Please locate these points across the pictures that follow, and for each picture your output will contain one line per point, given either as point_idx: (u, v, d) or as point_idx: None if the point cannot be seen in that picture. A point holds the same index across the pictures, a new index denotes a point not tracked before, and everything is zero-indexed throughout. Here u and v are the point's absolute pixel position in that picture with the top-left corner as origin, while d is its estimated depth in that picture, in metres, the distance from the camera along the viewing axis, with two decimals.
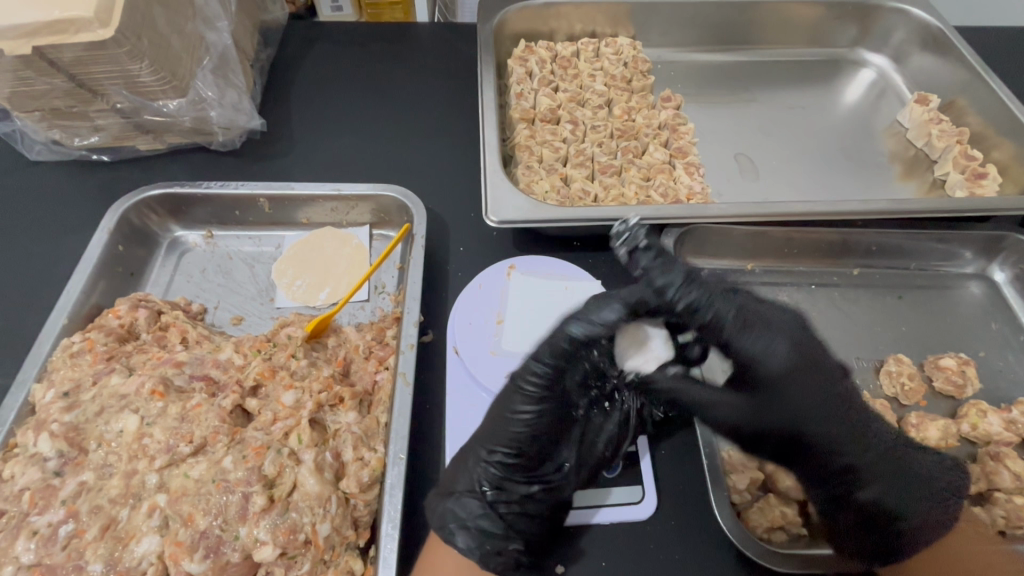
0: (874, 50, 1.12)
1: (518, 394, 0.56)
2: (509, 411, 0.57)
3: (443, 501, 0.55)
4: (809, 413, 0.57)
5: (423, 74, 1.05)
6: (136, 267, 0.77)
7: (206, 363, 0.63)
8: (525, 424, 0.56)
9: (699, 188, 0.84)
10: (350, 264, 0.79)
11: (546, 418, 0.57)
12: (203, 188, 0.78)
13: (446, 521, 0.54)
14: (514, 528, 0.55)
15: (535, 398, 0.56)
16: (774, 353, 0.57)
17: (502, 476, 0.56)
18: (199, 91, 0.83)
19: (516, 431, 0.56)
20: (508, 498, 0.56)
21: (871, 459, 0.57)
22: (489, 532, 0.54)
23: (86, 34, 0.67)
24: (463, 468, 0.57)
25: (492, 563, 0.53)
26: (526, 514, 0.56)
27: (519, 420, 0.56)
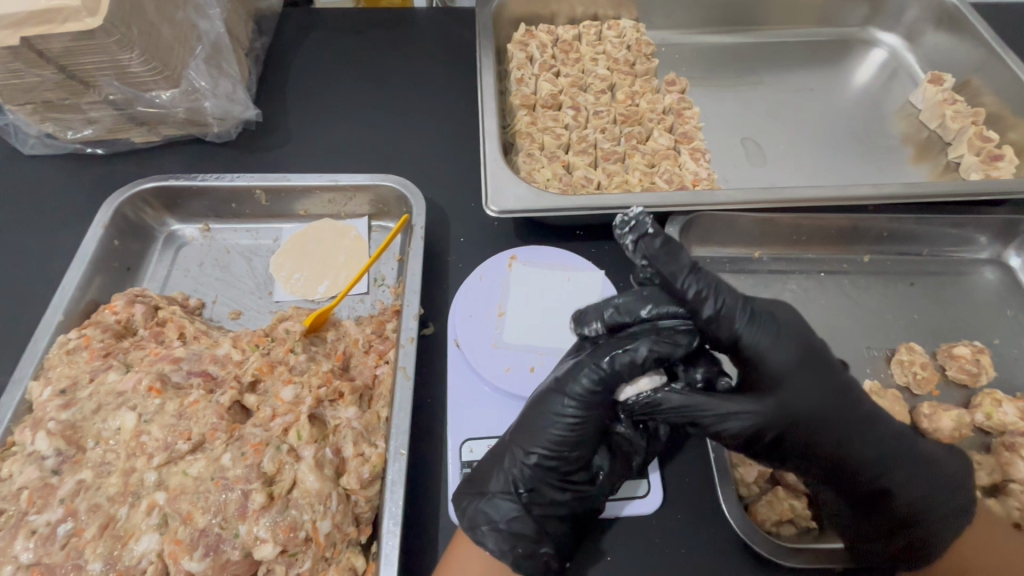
0: (886, 29, 1.08)
1: (561, 397, 0.55)
2: (551, 414, 0.55)
3: (475, 500, 0.55)
4: (822, 415, 0.52)
5: (421, 61, 1.02)
6: (132, 262, 0.76)
7: (204, 359, 0.62)
8: (568, 428, 0.54)
9: (705, 174, 0.82)
10: (349, 256, 0.78)
11: (588, 426, 0.55)
12: (198, 180, 0.76)
13: (477, 522, 0.53)
14: (547, 531, 0.54)
15: (580, 403, 0.54)
16: (780, 347, 0.52)
17: (537, 479, 0.55)
18: (192, 81, 0.82)
19: (555, 433, 0.54)
20: (542, 500, 0.55)
21: (881, 455, 0.53)
22: (519, 534, 0.53)
23: (74, 24, 0.65)
24: (497, 468, 0.56)
25: (524, 566, 0.52)
26: (558, 518, 0.55)
27: (562, 423, 0.54)
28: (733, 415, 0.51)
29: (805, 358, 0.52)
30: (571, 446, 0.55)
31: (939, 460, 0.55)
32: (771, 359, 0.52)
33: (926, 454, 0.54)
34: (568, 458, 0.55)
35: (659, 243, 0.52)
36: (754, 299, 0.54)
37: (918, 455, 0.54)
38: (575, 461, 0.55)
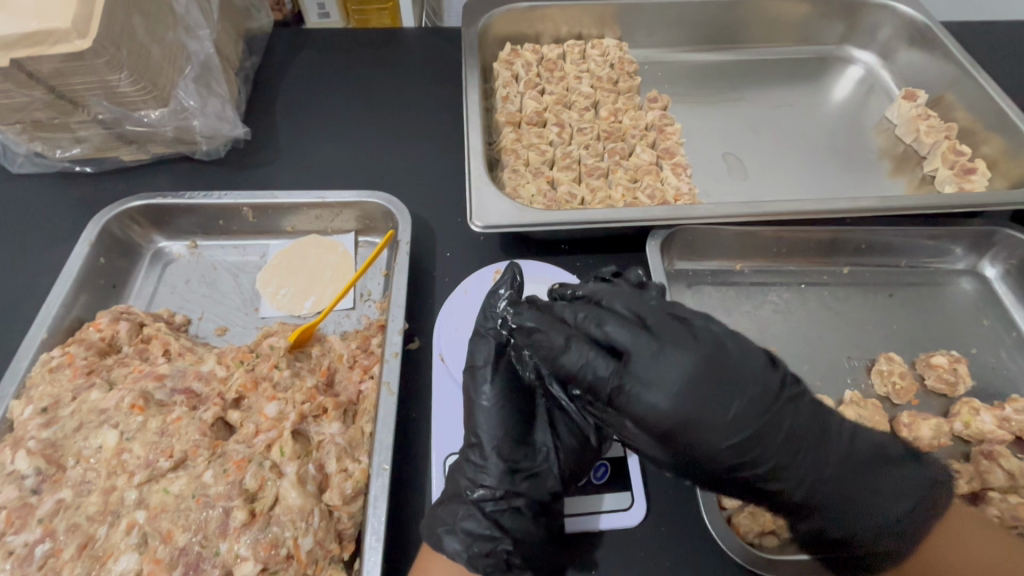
0: (861, 47, 1.11)
1: (478, 386, 0.59)
2: (474, 403, 0.59)
3: (434, 508, 0.56)
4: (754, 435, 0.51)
5: (409, 80, 1.04)
6: (119, 279, 0.76)
7: (188, 376, 0.63)
8: (489, 414, 0.57)
9: (687, 188, 0.83)
10: (335, 271, 0.78)
11: (509, 409, 0.58)
12: (186, 198, 0.77)
13: (435, 527, 0.55)
14: (501, 526, 0.54)
15: (494, 388, 0.58)
16: (659, 397, 0.49)
17: (484, 475, 0.55)
18: (181, 100, 0.83)
19: (480, 420, 0.58)
20: (496, 497, 0.55)
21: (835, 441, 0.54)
22: (473, 534, 0.53)
23: (64, 46, 0.68)
24: (452, 473, 0.58)
25: (480, 564, 0.52)
26: (513, 509, 0.55)
27: (484, 411, 0.58)
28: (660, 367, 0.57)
29: (702, 396, 0.49)
30: (499, 432, 0.57)
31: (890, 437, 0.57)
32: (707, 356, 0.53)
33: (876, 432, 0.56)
34: (500, 442, 0.56)
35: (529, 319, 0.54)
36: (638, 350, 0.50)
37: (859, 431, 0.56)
38: (511, 447, 0.57)
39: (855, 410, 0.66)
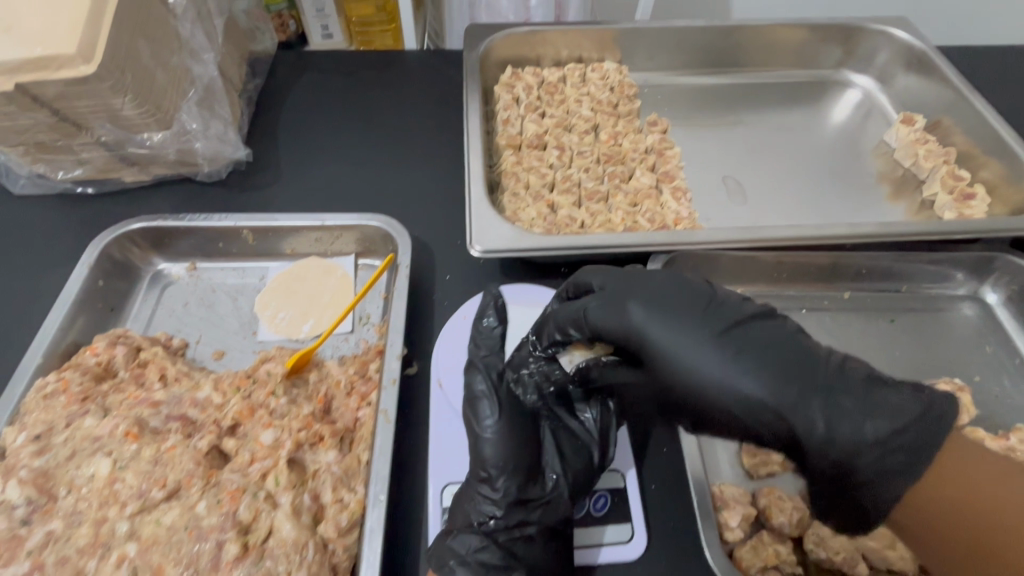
0: (858, 71, 1.12)
1: (477, 415, 0.61)
2: (475, 432, 0.60)
3: (442, 539, 0.57)
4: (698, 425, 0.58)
5: (411, 103, 1.05)
6: (117, 303, 0.76)
7: (184, 403, 0.62)
8: (492, 442, 0.59)
9: (686, 213, 0.83)
10: (334, 294, 0.78)
11: (510, 436, 0.60)
12: (186, 220, 0.77)
13: (445, 559, 0.55)
14: (516, 554, 0.56)
15: (491, 416, 0.60)
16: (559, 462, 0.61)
17: (492, 505, 0.57)
18: (184, 123, 0.83)
19: (484, 449, 0.59)
20: (507, 526, 0.57)
21: (800, 417, 0.51)
22: (488, 565, 0.55)
23: (69, 71, 0.68)
24: (460, 503, 0.59)
25: None
26: (524, 538, 0.57)
27: (485, 440, 0.59)
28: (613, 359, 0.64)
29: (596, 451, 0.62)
30: (504, 460, 0.59)
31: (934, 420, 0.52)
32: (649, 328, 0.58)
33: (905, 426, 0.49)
34: (506, 471, 0.58)
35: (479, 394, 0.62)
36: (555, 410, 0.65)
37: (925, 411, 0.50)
38: (518, 476, 0.59)
39: None
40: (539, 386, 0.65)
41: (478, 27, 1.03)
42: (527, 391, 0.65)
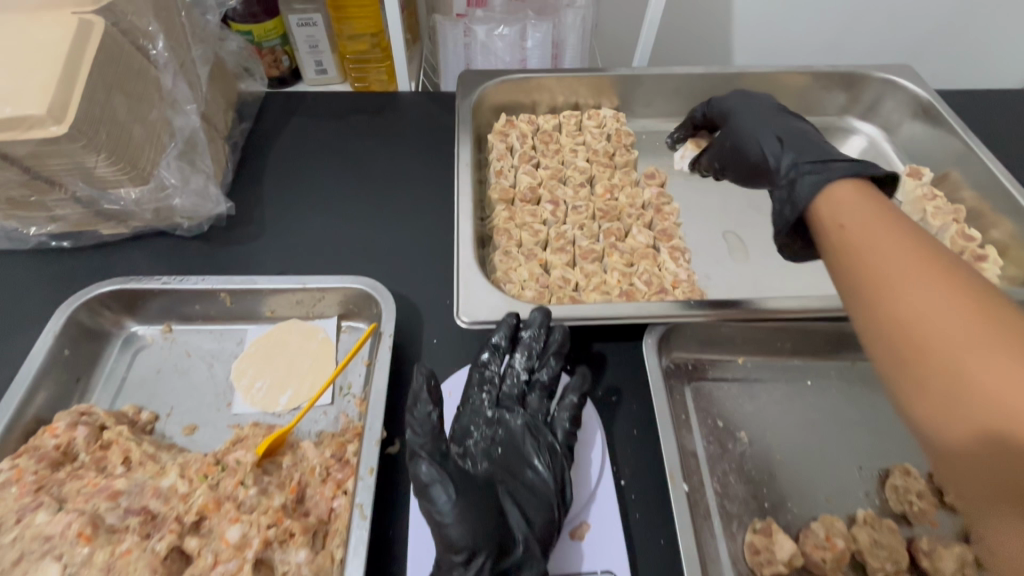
0: (862, 118, 1.09)
1: (431, 492, 0.56)
2: (432, 509, 0.55)
3: None
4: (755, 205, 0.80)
5: (403, 149, 1.02)
6: (83, 372, 0.72)
7: (145, 493, 0.58)
8: (454, 516, 0.54)
9: (685, 276, 0.80)
10: (314, 361, 0.74)
11: (471, 507, 0.55)
12: (161, 282, 0.73)
13: None
14: None
15: (446, 490, 0.55)
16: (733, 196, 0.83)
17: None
18: (163, 178, 0.80)
19: (448, 527, 0.54)
20: None
21: (760, 141, 0.80)
22: None
23: (38, 131, 0.65)
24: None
25: None
26: None
27: (448, 515, 0.54)
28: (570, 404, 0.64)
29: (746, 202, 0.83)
30: (471, 530, 0.53)
31: (863, 228, 0.57)
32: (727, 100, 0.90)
33: (828, 169, 0.67)
34: (477, 539, 0.53)
35: (427, 477, 0.56)
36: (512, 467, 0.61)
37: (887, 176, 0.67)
38: (489, 541, 0.53)
39: (869, 534, 0.61)
40: (487, 452, 0.62)
41: (472, 73, 1.00)
42: (475, 461, 0.61)
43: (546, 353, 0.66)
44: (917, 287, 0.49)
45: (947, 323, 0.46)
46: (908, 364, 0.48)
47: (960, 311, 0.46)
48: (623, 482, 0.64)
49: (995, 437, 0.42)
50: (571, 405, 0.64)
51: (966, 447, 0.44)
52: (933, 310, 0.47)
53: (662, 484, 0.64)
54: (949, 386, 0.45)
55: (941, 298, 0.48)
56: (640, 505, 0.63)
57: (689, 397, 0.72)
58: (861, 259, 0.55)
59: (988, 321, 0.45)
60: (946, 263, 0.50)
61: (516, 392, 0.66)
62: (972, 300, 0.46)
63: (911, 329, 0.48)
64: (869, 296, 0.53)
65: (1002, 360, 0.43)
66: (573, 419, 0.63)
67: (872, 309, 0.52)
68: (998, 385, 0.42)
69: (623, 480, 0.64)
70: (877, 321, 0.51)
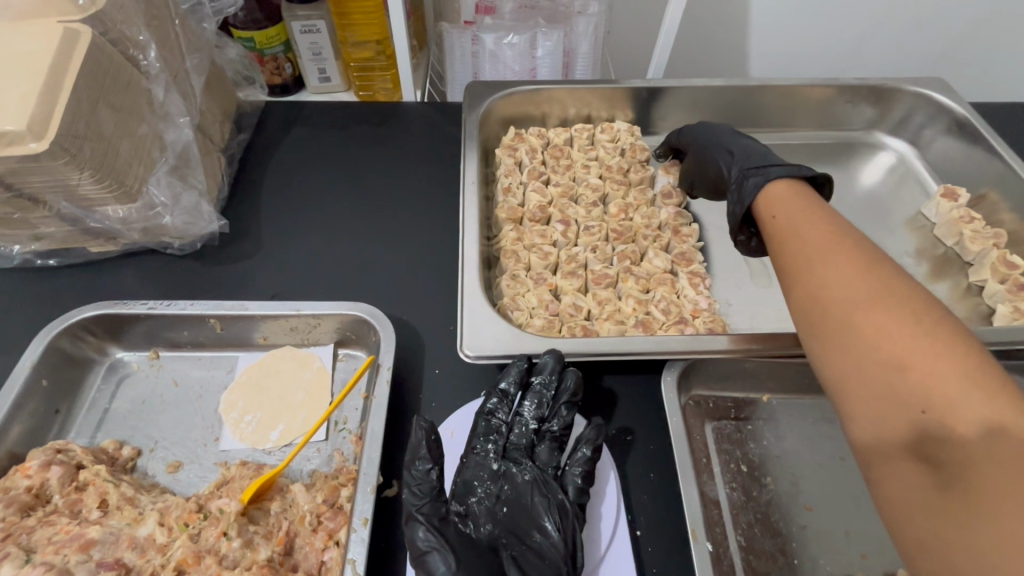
0: (890, 133, 1.03)
1: (428, 559, 0.52)
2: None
3: None
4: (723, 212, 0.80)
5: (407, 162, 0.98)
6: (63, 402, 0.68)
7: (121, 544, 0.54)
8: None
9: (705, 304, 0.74)
10: (308, 393, 0.70)
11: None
12: (147, 307, 0.69)
13: None
14: None
15: (444, 557, 0.51)
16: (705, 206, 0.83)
17: None
18: (152, 196, 0.76)
19: None
20: None
21: (708, 148, 0.82)
22: None
23: (17, 148, 0.61)
24: None
25: None
26: None
27: None
28: (582, 460, 0.59)
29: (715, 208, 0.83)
30: None
31: (796, 219, 0.61)
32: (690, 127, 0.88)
33: (767, 172, 0.70)
34: None
35: (424, 542, 0.52)
36: (518, 529, 0.56)
37: (823, 176, 0.70)
38: None
39: None
40: (491, 512, 0.57)
41: (480, 84, 0.95)
42: (478, 521, 0.56)
43: (557, 401, 0.62)
44: (831, 264, 0.55)
45: (855, 290, 0.52)
46: (820, 325, 0.53)
47: (865, 280, 0.52)
48: (638, 533, 0.59)
49: (891, 386, 0.46)
50: (583, 461, 0.59)
51: (864, 396, 0.48)
52: (844, 276, 0.53)
53: (681, 537, 0.59)
54: (854, 344, 0.49)
55: (851, 269, 0.53)
56: (658, 559, 0.58)
57: (710, 438, 0.67)
58: (790, 238, 0.61)
59: (889, 288, 0.51)
60: (860, 242, 0.57)
61: (525, 442, 0.61)
62: (877, 270, 0.52)
63: (825, 294, 0.53)
64: (792, 268, 0.58)
65: (895, 318, 0.48)
66: (585, 475, 0.59)
67: (795, 280, 0.57)
68: (895, 341, 0.47)
69: (638, 530, 0.59)
70: (798, 289, 0.56)
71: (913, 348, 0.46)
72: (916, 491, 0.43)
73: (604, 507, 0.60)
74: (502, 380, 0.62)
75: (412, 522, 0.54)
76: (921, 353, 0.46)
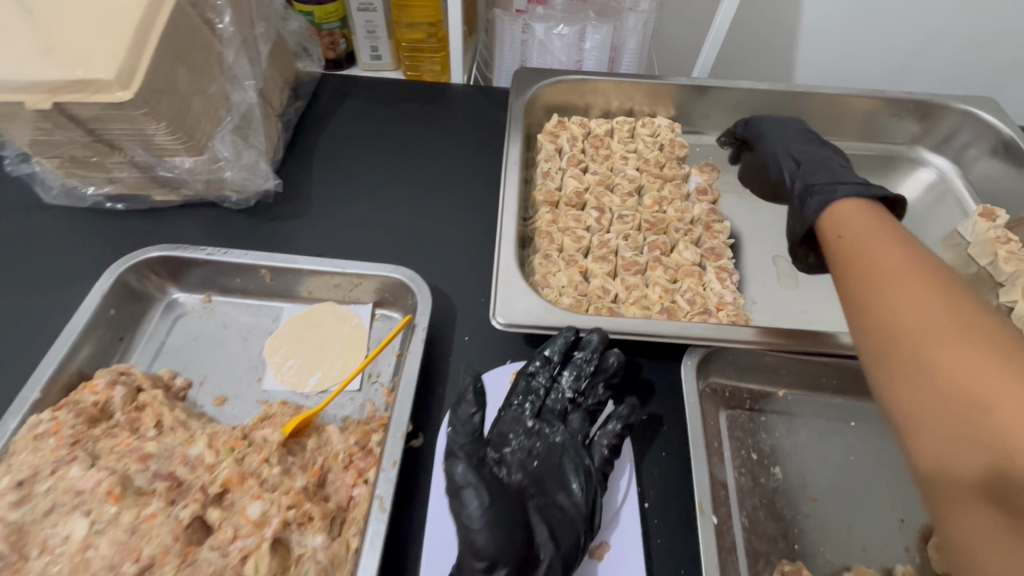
0: (934, 150, 1.03)
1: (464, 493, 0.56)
2: (461, 510, 0.55)
3: None
4: None
5: (452, 141, 1.02)
6: (127, 331, 0.74)
7: (174, 459, 0.59)
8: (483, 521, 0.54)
9: (731, 298, 0.76)
10: (346, 346, 0.74)
11: (501, 516, 0.55)
12: (205, 253, 0.75)
13: None
14: None
15: (478, 492, 0.56)
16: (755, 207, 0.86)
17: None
18: (217, 150, 0.81)
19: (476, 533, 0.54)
20: None
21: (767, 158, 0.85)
22: None
23: (103, 95, 0.67)
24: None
25: None
26: None
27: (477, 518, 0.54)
28: (613, 431, 0.62)
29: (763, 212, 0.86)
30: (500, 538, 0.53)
31: (862, 231, 0.63)
32: (764, 120, 0.93)
33: (835, 189, 0.71)
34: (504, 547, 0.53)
35: (462, 476, 0.57)
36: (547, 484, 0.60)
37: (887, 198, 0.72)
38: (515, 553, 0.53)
39: None
40: (523, 463, 0.61)
41: (528, 71, 0.99)
42: (511, 470, 0.60)
43: (596, 377, 0.65)
44: (897, 289, 0.53)
45: (926, 319, 0.49)
46: (888, 351, 0.51)
47: (941, 309, 0.49)
48: (646, 505, 0.62)
49: (968, 423, 0.43)
50: (614, 431, 0.62)
51: (926, 424, 0.46)
52: (911, 300, 0.51)
53: (688, 511, 0.62)
54: (922, 369, 0.47)
55: (922, 293, 0.52)
56: (663, 530, 0.61)
57: (724, 425, 0.69)
58: (856, 263, 0.60)
59: (966, 319, 0.48)
60: (934, 268, 0.54)
61: (560, 408, 0.65)
62: (952, 301, 0.50)
63: (890, 316, 0.52)
64: (857, 289, 0.56)
65: (975, 351, 0.45)
66: (613, 446, 0.62)
67: (858, 301, 0.56)
68: (966, 371, 0.45)
69: (647, 503, 0.62)
70: (859, 311, 0.55)
71: (995, 384, 0.43)
72: (985, 535, 0.41)
73: (620, 479, 0.63)
74: (547, 347, 0.66)
75: (451, 459, 0.58)
76: (1007, 390, 0.42)
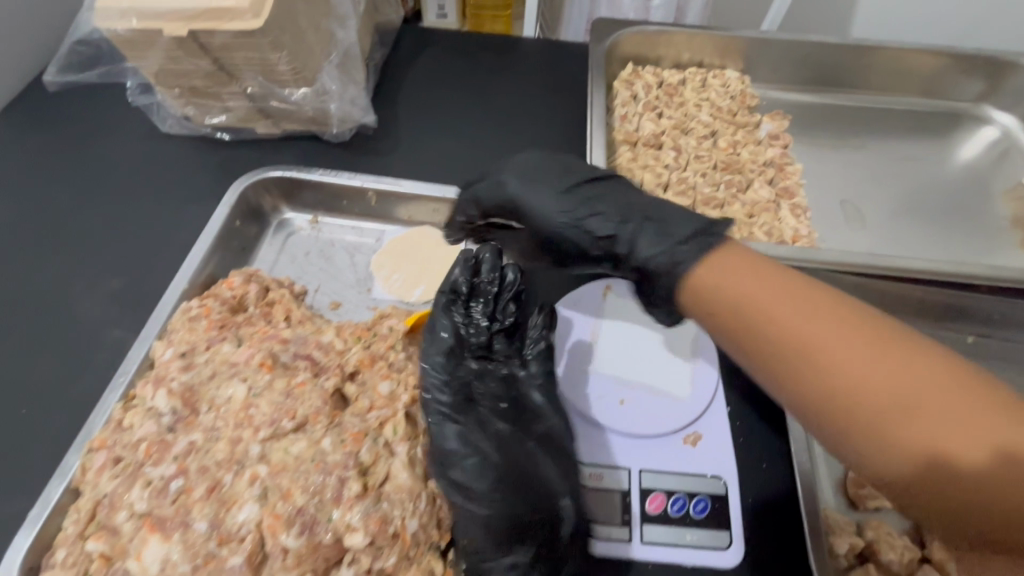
0: (1001, 108, 1.05)
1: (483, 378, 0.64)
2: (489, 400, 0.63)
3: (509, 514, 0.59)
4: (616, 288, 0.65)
5: (529, 88, 1.07)
6: (248, 243, 0.82)
7: (310, 344, 0.65)
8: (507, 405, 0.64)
9: (806, 232, 0.82)
10: (446, 264, 0.81)
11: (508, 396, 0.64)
12: (318, 174, 0.81)
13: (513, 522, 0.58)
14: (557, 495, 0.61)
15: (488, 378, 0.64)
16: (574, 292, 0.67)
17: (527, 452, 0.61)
18: (325, 83, 0.88)
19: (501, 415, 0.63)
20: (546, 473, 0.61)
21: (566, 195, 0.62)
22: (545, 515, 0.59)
23: (237, 23, 0.73)
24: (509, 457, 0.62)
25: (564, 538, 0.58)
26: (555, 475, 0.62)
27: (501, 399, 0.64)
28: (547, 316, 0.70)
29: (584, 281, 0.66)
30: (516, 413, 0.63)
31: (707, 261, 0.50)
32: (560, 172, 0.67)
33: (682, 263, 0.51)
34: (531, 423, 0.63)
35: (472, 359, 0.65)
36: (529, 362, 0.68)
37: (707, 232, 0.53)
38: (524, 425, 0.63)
39: None
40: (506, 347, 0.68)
41: (605, 22, 1.03)
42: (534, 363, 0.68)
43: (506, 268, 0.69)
44: (795, 310, 0.44)
45: (844, 344, 0.41)
46: (852, 404, 0.41)
47: (852, 330, 0.42)
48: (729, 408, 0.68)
49: (933, 472, 0.38)
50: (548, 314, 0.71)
51: (848, 428, 0.41)
52: (770, 290, 0.46)
53: (770, 413, 0.68)
54: (853, 416, 0.41)
55: (804, 302, 0.44)
56: (747, 428, 0.67)
57: None
58: (736, 289, 0.47)
59: (868, 332, 0.42)
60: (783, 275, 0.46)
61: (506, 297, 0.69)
62: (843, 313, 0.43)
63: (720, 306, 0.48)
64: (744, 310, 0.46)
65: (909, 379, 0.39)
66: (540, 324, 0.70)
67: (759, 325, 0.45)
68: (859, 364, 0.41)
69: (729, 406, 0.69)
70: (763, 338, 0.45)
71: (941, 423, 0.38)
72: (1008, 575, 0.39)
73: (704, 377, 0.70)
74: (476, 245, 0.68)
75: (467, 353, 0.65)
76: (946, 418, 0.38)
